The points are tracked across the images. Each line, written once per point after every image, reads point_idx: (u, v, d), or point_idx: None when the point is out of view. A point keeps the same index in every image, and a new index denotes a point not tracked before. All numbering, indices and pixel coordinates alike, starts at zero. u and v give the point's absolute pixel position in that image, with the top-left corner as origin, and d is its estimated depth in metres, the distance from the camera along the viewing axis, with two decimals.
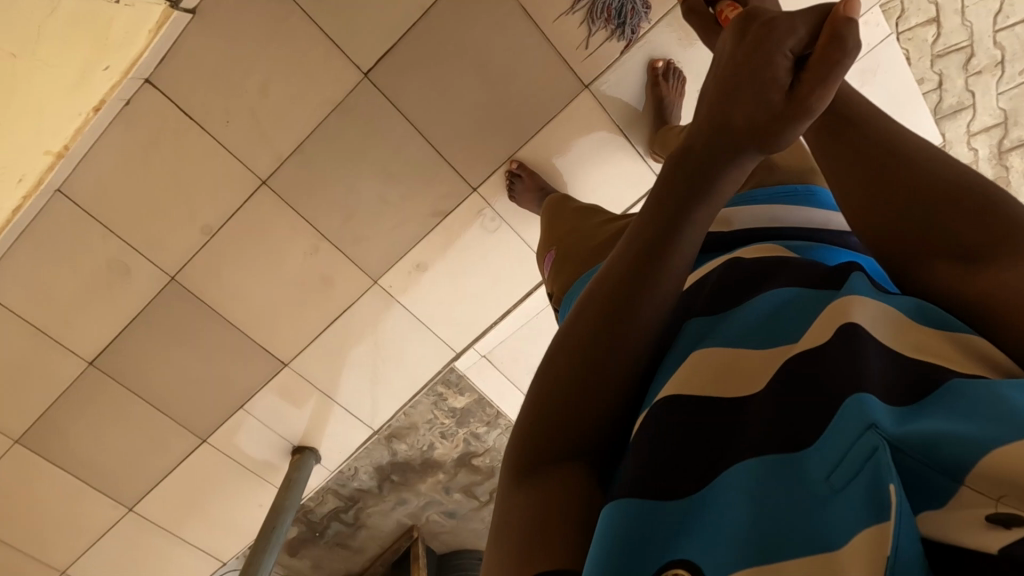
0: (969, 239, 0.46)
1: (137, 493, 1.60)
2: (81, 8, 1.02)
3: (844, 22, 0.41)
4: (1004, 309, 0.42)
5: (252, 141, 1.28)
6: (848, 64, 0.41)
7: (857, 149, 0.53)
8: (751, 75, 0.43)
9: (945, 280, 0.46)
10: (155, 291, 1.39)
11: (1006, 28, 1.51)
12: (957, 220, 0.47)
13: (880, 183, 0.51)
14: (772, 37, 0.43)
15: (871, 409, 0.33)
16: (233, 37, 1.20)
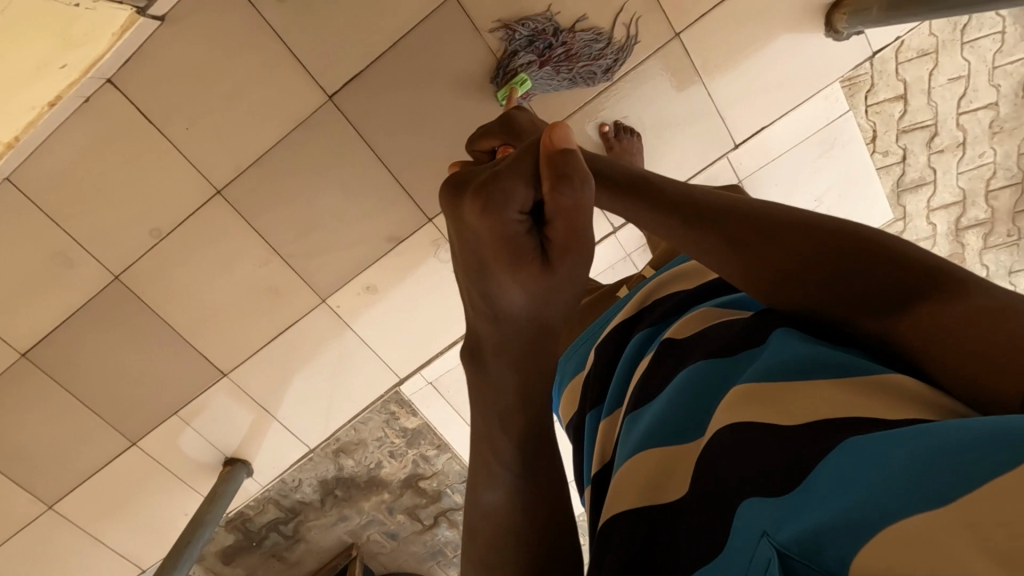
0: (881, 288, 0.50)
1: (57, 491, 1.54)
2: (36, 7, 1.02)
3: (559, 169, 0.48)
4: (944, 348, 0.47)
5: (212, 150, 1.27)
6: (581, 193, 0.50)
7: (718, 242, 0.58)
8: (510, 248, 0.51)
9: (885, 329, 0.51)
10: (98, 287, 1.36)
11: (969, 112, 1.68)
12: (857, 268, 0.52)
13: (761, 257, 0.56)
14: (498, 208, 0.50)
15: (753, 518, 0.42)
16: (201, 47, 1.19)
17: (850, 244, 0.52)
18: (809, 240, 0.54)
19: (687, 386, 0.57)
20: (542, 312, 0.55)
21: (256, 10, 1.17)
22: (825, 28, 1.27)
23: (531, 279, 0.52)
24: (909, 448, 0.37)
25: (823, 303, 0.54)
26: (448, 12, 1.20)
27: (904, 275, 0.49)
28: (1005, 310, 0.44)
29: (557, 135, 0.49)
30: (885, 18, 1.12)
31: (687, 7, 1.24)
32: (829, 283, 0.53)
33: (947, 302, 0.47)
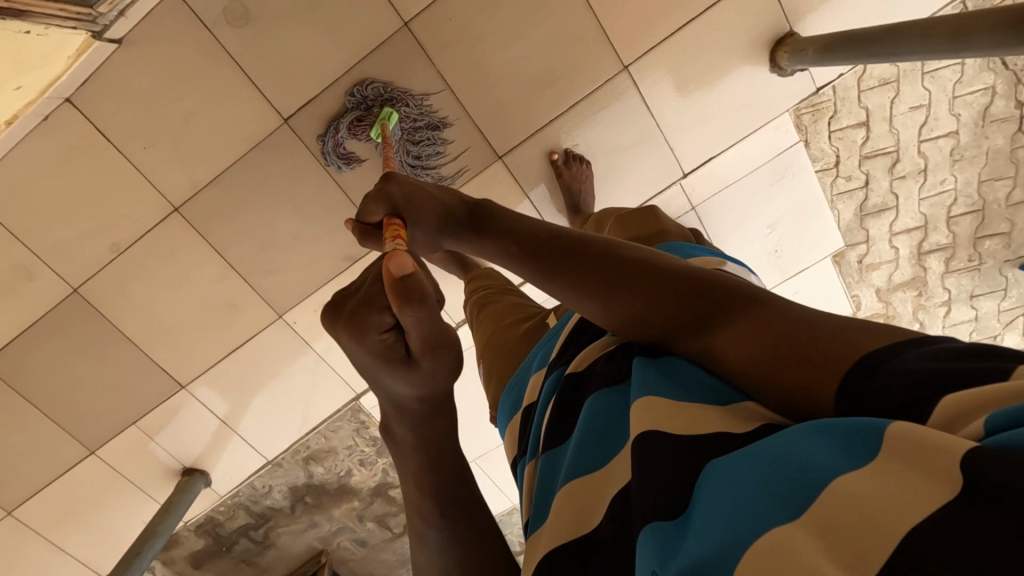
0: (713, 307, 0.57)
1: (18, 497, 1.56)
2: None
3: (400, 291, 0.55)
4: (769, 358, 0.50)
5: (169, 168, 1.30)
6: (428, 304, 0.56)
7: (573, 273, 0.63)
8: (383, 354, 0.60)
9: (725, 350, 0.55)
10: (57, 299, 1.38)
11: (931, 140, 1.63)
12: (694, 291, 0.58)
13: (629, 287, 0.60)
14: (364, 326, 0.58)
15: (648, 546, 0.40)
16: (158, 70, 1.22)
17: (677, 272, 0.60)
18: (645, 269, 0.61)
19: (603, 409, 0.56)
20: (430, 391, 0.64)
21: (212, 36, 1.21)
22: (769, 63, 1.30)
23: (407, 375, 0.61)
24: (775, 460, 0.39)
25: (659, 323, 0.59)
26: (400, 41, 1.24)
27: (720, 294, 0.57)
28: (796, 313, 0.52)
29: (394, 262, 0.56)
30: (819, 60, 1.16)
31: (635, 42, 1.27)
32: (665, 303, 0.59)
33: (761, 311, 0.54)
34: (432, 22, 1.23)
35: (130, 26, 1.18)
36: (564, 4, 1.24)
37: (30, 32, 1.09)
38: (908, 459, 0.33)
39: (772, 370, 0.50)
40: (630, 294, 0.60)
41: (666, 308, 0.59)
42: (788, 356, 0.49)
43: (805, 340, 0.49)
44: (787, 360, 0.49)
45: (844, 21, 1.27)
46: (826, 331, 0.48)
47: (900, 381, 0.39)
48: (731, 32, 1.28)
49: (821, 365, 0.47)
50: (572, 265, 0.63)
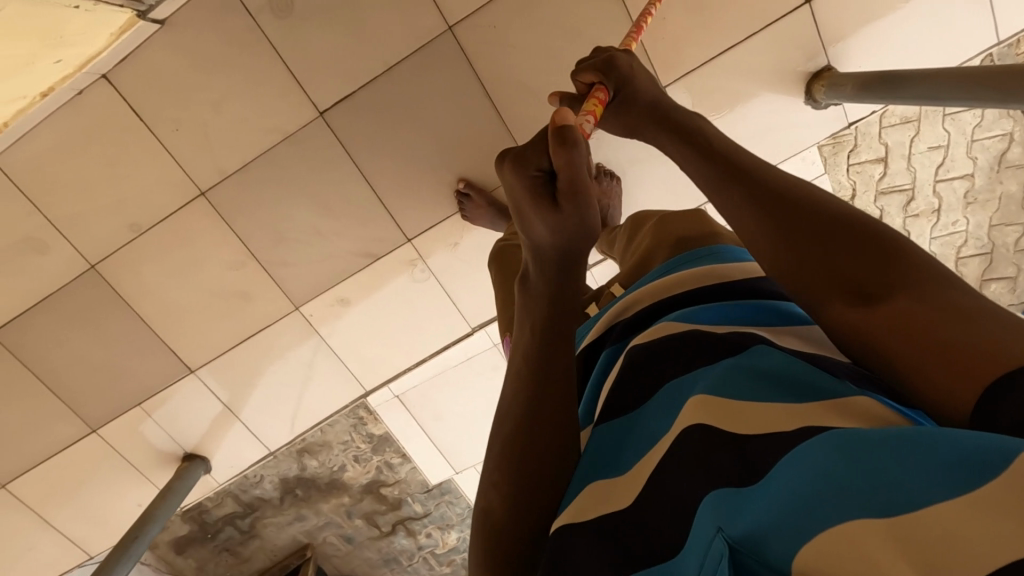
0: (864, 269, 0.52)
1: (13, 471, 1.55)
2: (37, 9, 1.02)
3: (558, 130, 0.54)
4: (901, 329, 0.48)
5: (198, 152, 1.29)
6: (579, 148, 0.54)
7: (747, 201, 0.60)
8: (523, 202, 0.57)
9: (855, 316, 0.52)
10: (71, 274, 1.37)
11: (946, 180, 1.66)
12: (853, 246, 0.53)
13: (783, 217, 0.58)
14: (518, 165, 0.56)
15: (706, 509, 0.43)
16: (198, 53, 1.22)
17: (850, 222, 0.55)
18: (823, 214, 0.56)
19: (662, 394, 0.55)
20: (565, 253, 0.58)
21: (256, 24, 1.21)
22: (804, 95, 1.31)
23: (550, 225, 0.56)
24: (880, 450, 0.38)
25: (800, 278, 0.56)
26: (444, 43, 1.23)
27: (877, 262, 0.52)
28: (959, 303, 0.47)
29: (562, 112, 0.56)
30: (854, 97, 1.17)
31: (674, 64, 1.29)
32: (818, 257, 0.55)
33: (919, 284, 0.49)
34: (477, 27, 1.23)
35: (174, 8, 1.18)
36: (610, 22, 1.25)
37: (78, 7, 1.07)
38: (1000, 500, 0.33)
39: (901, 341, 0.48)
40: (790, 237, 0.57)
41: (814, 254, 0.55)
42: (937, 345, 0.46)
43: (958, 336, 0.45)
44: (926, 347, 0.47)
45: (882, 60, 1.27)
46: (997, 340, 0.43)
47: None
48: (768, 62, 1.29)
49: (973, 361, 0.44)
50: (750, 193, 0.61)
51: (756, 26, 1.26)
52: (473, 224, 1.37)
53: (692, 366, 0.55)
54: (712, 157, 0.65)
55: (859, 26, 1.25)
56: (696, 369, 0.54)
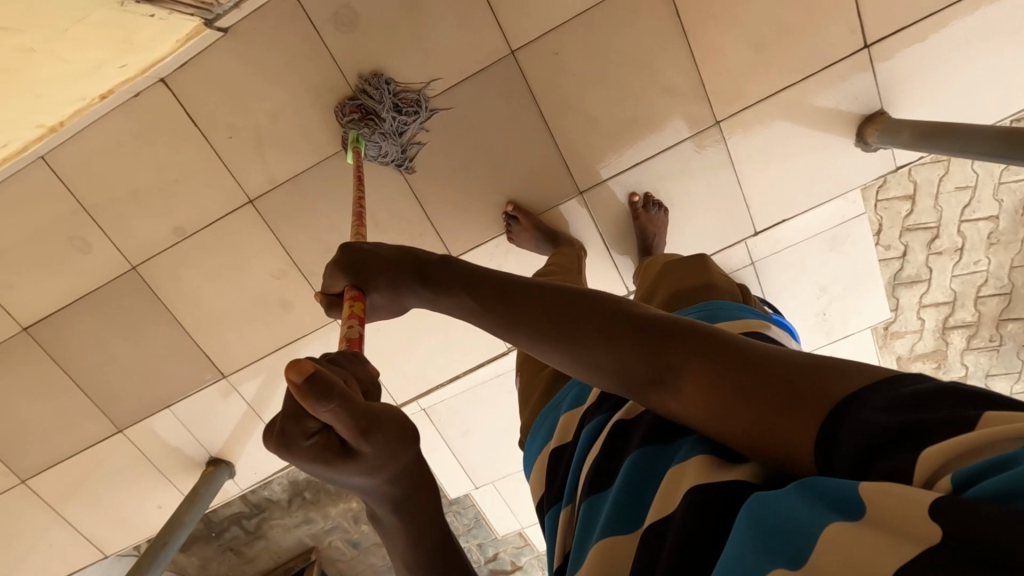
0: (696, 362, 0.49)
1: (34, 467, 1.53)
2: (109, 19, 1.10)
3: (303, 397, 0.46)
4: (775, 399, 0.43)
5: (250, 160, 1.30)
6: (341, 398, 0.48)
7: (535, 319, 0.58)
8: (315, 464, 0.52)
9: (715, 412, 0.47)
10: (112, 273, 1.37)
11: (972, 221, 1.67)
12: (674, 346, 0.51)
13: (602, 334, 0.54)
14: (286, 439, 0.49)
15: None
16: (257, 61, 1.23)
17: (658, 325, 0.53)
18: (605, 311, 0.56)
19: (641, 458, 0.51)
20: (387, 471, 0.56)
21: (319, 38, 1.22)
22: (855, 137, 1.33)
23: (359, 460, 0.53)
24: (789, 501, 0.36)
25: (617, 381, 0.54)
26: (506, 67, 1.25)
27: (703, 351, 0.49)
28: (790, 364, 0.44)
29: (290, 368, 0.45)
30: (913, 145, 1.18)
31: (730, 99, 1.30)
32: (653, 358, 0.51)
33: (747, 360, 0.46)
34: (538, 54, 1.25)
35: (238, 17, 1.19)
36: (669, 53, 1.26)
37: (153, 16, 1.13)
38: (881, 505, 0.31)
39: (774, 428, 0.43)
40: (593, 347, 0.54)
41: (647, 361, 0.52)
42: (759, 419, 0.44)
43: (771, 395, 0.43)
44: (754, 419, 0.44)
45: (933, 106, 1.29)
46: (801, 379, 0.43)
47: (921, 394, 0.35)
48: (820, 102, 1.30)
49: (791, 423, 0.41)
50: (558, 317, 0.57)
51: (815, 67, 1.28)
52: (518, 248, 1.36)
53: (667, 441, 0.52)
54: (505, 290, 0.62)
55: (911, 73, 1.27)
56: (676, 441, 0.52)
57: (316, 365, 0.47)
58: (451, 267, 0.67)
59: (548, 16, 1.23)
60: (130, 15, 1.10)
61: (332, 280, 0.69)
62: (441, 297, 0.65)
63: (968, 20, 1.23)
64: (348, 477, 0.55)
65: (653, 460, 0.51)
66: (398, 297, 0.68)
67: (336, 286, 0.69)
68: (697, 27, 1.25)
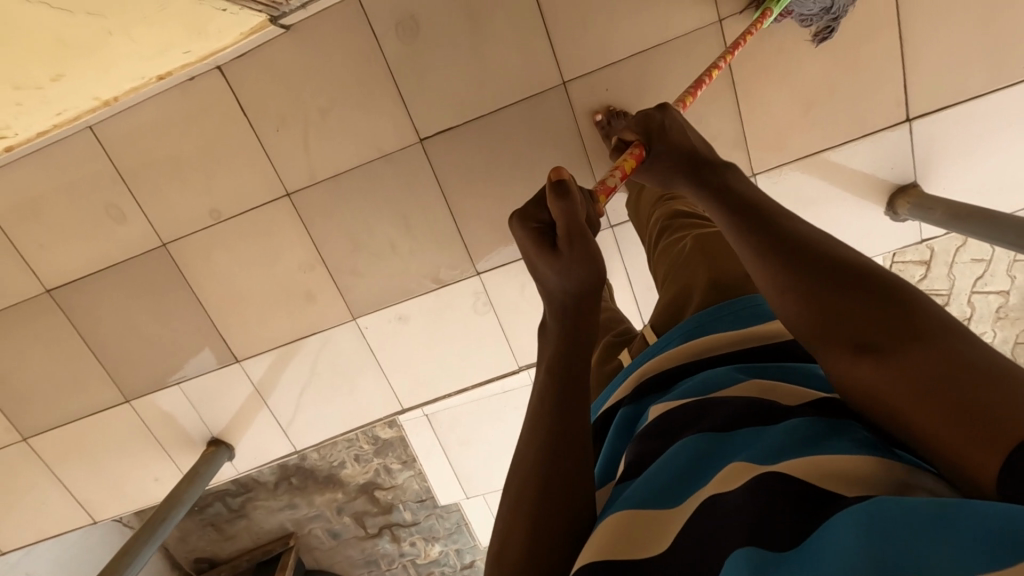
0: (889, 332, 0.46)
1: (38, 426, 1.55)
2: (185, 9, 1.12)
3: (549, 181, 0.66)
4: (953, 390, 0.41)
5: (294, 155, 1.32)
6: (568, 193, 0.65)
7: (766, 242, 0.57)
8: (530, 253, 0.67)
9: (881, 386, 0.46)
10: (142, 247, 1.39)
11: (983, 292, 1.69)
12: (871, 308, 0.48)
13: (804, 267, 0.53)
14: (523, 218, 0.68)
15: (736, 566, 0.38)
16: (315, 60, 1.25)
17: (872, 279, 0.49)
18: (849, 262, 0.52)
19: (698, 443, 0.51)
20: (576, 287, 0.64)
21: (378, 47, 1.24)
22: (886, 206, 1.35)
23: (556, 261, 0.64)
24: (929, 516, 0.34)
25: (798, 322, 0.53)
26: (555, 95, 1.26)
27: (906, 324, 0.46)
28: (997, 370, 0.40)
29: (559, 166, 0.67)
30: (943, 223, 1.20)
31: (769, 155, 1.33)
32: (841, 313, 0.49)
33: (953, 348, 0.43)
34: (592, 88, 1.25)
35: (303, 17, 1.22)
36: (716, 103, 1.29)
37: (225, 10, 1.15)
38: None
39: (941, 415, 0.41)
40: (788, 279, 0.54)
41: (836, 313, 0.50)
42: (952, 410, 0.41)
43: (974, 395, 0.40)
44: (928, 406, 0.42)
45: (968, 188, 1.32)
46: (1013, 396, 0.38)
47: None
48: (856, 166, 1.33)
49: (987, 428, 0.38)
50: (767, 241, 0.57)
51: (855, 132, 1.30)
52: None
53: (750, 428, 0.51)
54: (735, 203, 0.64)
55: (951, 154, 1.30)
56: (749, 429, 0.51)
57: (567, 176, 0.67)
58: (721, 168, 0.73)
59: (605, 53, 1.24)
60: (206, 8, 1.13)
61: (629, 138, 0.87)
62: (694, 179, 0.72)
63: (1011, 106, 1.25)
64: (546, 278, 0.66)
65: (710, 449, 0.50)
66: (661, 174, 0.79)
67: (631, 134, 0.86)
68: (746, 81, 1.28)
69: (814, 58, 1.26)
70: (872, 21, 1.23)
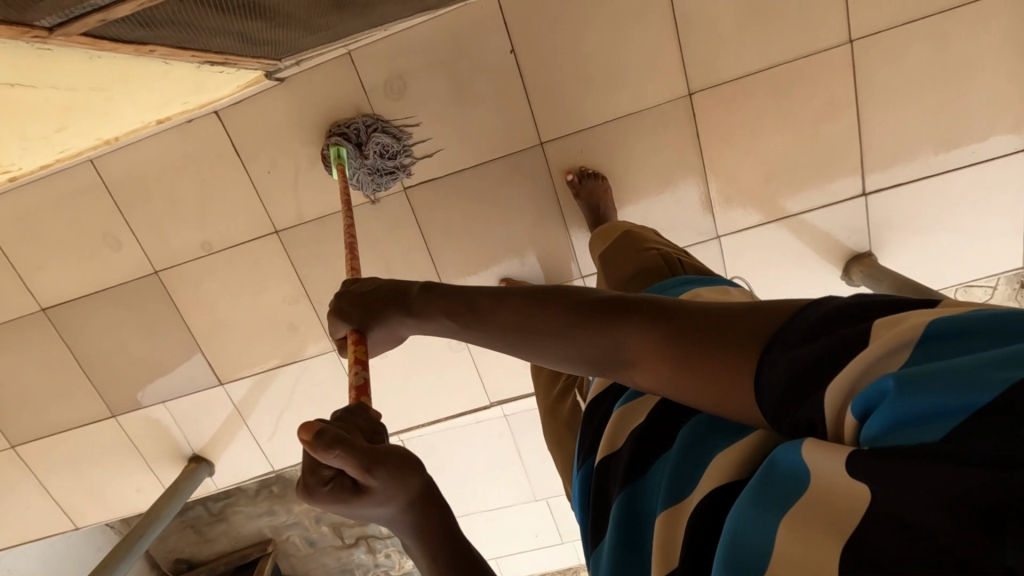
0: (634, 344, 0.56)
1: (25, 434, 1.61)
2: (188, 72, 1.18)
3: (310, 445, 0.54)
4: (693, 356, 0.51)
5: (284, 196, 1.39)
6: (333, 444, 0.54)
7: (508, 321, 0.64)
8: (342, 505, 0.57)
9: (665, 384, 0.54)
10: (135, 272, 1.46)
11: None
12: (612, 330, 0.57)
13: (553, 331, 0.61)
14: (308, 487, 0.56)
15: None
16: (308, 110, 1.32)
17: (595, 307, 0.60)
18: (568, 302, 0.62)
19: (624, 499, 0.55)
20: (404, 503, 0.58)
21: (367, 102, 1.31)
22: (841, 271, 1.44)
23: (372, 501, 0.56)
24: (745, 503, 0.41)
25: (587, 369, 0.60)
26: (531, 155, 1.35)
27: (635, 329, 0.56)
28: (700, 322, 0.52)
29: (307, 423, 0.56)
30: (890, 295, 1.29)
31: (735, 218, 1.40)
32: (601, 339, 0.58)
33: (666, 329, 0.54)
34: (568, 150, 1.35)
35: (297, 70, 1.29)
36: (686, 168, 1.36)
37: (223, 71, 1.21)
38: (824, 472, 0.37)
39: (702, 388, 0.50)
40: (554, 345, 0.61)
41: (600, 349, 0.58)
42: (696, 375, 0.51)
43: (703, 353, 0.50)
44: (694, 381, 0.51)
45: (920, 259, 1.43)
46: (718, 335, 0.50)
47: (799, 367, 0.42)
48: (816, 231, 1.41)
49: (722, 383, 0.49)
50: (514, 322, 0.63)
51: (815, 203, 1.39)
52: None
53: (655, 455, 0.56)
54: (468, 297, 0.68)
55: (902, 229, 1.40)
56: (654, 462, 0.55)
57: (323, 424, 0.56)
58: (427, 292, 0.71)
59: (580, 118, 1.33)
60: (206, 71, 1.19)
61: (335, 322, 0.75)
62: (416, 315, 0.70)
63: (956, 189, 1.36)
64: (374, 515, 0.58)
65: (638, 496, 0.54)
66: (393, 330, 0.73)
67: (338, 330, 0.75)
68: (714, 149, 1.34)
69: (782, 136, 1.33)
70: (837, 103, 1.30)
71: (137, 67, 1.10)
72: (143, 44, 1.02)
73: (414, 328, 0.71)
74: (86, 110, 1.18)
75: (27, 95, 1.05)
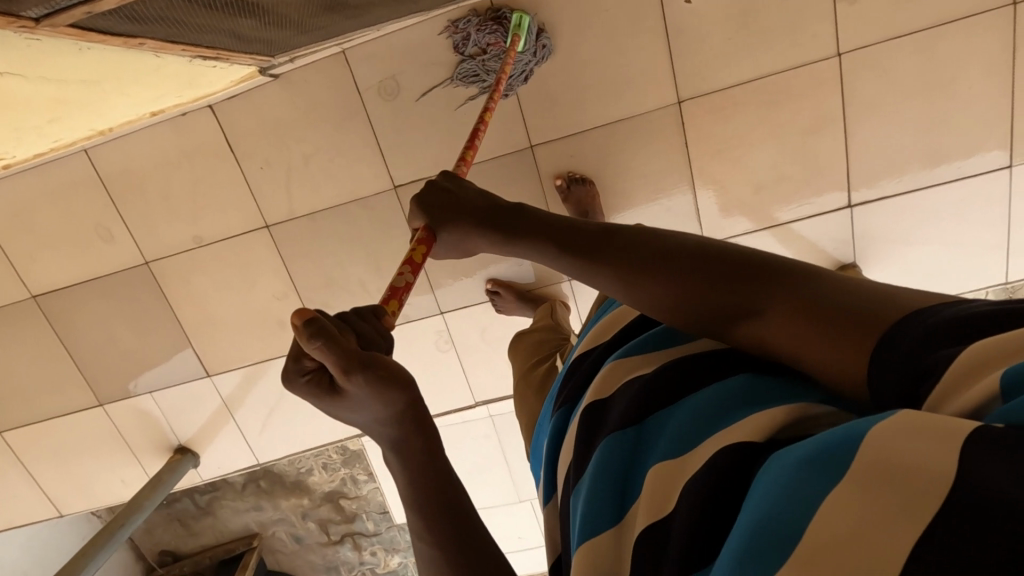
0: (743, 293, 0.55)
1: (12, 421, 1.62)
2: (182, 67, 1.19)
3: (297, 329, 0.55)
4: (809, 313, 0.50)
5: (276, 191, 1.40)
6: (323, 333, 0.54)
7: (604, 257, 0.65)
8: (322, 396, 0.59)
9: (773, 337, 0.53)
10: (125, 263, 1.47)
11: None
12: (725, 276, 0.57)
13: (656, 265, 0.61)
14: (289, 372, 0.58)
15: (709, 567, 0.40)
16: (302, 106, 1.34)
17: (712, 254, 0.59)
18: (678, 245, 0.62)
19: (614, 443, 0.54)
20: (380, 409, 0.60)
21: (360, 100, 1.32)
22: None
23: (348, 400, 0.58)
24: (795, 468, 0.38)
25: (680, 315, 0.60)
26: (522, 158, 1.36)
27: (756, 279, 0.55)
28: (831, 287, 0.50)
29: (305, 307, 0.56)
30: None
31: (722, 226, 1.41)
32: (709, 284, 0.58)
33: (794, 286, 0.53)
34: (559, 153, 1.36)
35: (291, 67, 1.31)
36: (675, 175, 1.37)
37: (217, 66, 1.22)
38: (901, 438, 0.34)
39: (813, 345, 0.49)
40: (654, 282, 0.61)
41: (707, 294, 0.58)
42: (811, 330, 0.50)
43: (826, 308, 0.49)
44: (808, 339, 0.50)
45: (904, 273, 1.44)
46: (848, 298, 0.48)
47: (949, 326, 0.39)
48: (803, 241, 1.42)
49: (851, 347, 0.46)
50: (618, 256, 0.64)
51: (802, 214, 1.40)
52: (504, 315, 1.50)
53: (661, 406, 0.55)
54: (573, 229, 0.69)
55: (887, 243, 1.41)
56: (656, 415, 0.54)
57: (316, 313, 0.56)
58: (523, 215, 0.73)
59: (571, 122, 1.34)
60: (199, 66, 1.20)
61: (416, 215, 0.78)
62: (508, 235, 0.72)
63: (941, 205, 1.37)
64: (347, 413, 0.60)
65: (636, 445, 0.54)
66: (470, 239, 0.75)
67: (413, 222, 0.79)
68: (702, 159, 1.36)
69: (769, 147, 1.35)
70: (824, 116, 1.31)
71: (129, 61, 1.11)
72: (132, 37, 1.03)
73: (495, 245, 0.74)
74: (80, 101, 1.19)
75: (18, 84, 1.06)
